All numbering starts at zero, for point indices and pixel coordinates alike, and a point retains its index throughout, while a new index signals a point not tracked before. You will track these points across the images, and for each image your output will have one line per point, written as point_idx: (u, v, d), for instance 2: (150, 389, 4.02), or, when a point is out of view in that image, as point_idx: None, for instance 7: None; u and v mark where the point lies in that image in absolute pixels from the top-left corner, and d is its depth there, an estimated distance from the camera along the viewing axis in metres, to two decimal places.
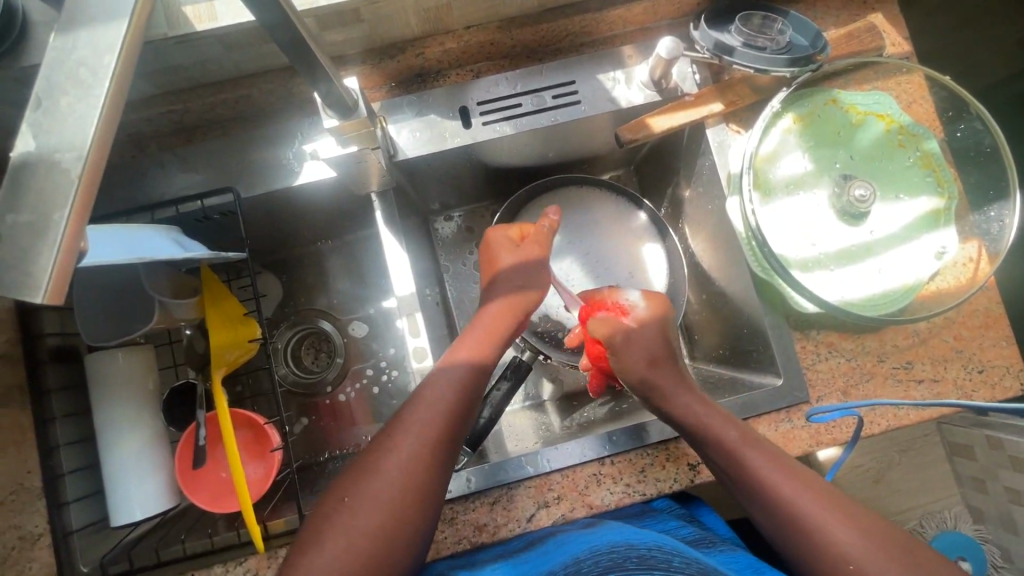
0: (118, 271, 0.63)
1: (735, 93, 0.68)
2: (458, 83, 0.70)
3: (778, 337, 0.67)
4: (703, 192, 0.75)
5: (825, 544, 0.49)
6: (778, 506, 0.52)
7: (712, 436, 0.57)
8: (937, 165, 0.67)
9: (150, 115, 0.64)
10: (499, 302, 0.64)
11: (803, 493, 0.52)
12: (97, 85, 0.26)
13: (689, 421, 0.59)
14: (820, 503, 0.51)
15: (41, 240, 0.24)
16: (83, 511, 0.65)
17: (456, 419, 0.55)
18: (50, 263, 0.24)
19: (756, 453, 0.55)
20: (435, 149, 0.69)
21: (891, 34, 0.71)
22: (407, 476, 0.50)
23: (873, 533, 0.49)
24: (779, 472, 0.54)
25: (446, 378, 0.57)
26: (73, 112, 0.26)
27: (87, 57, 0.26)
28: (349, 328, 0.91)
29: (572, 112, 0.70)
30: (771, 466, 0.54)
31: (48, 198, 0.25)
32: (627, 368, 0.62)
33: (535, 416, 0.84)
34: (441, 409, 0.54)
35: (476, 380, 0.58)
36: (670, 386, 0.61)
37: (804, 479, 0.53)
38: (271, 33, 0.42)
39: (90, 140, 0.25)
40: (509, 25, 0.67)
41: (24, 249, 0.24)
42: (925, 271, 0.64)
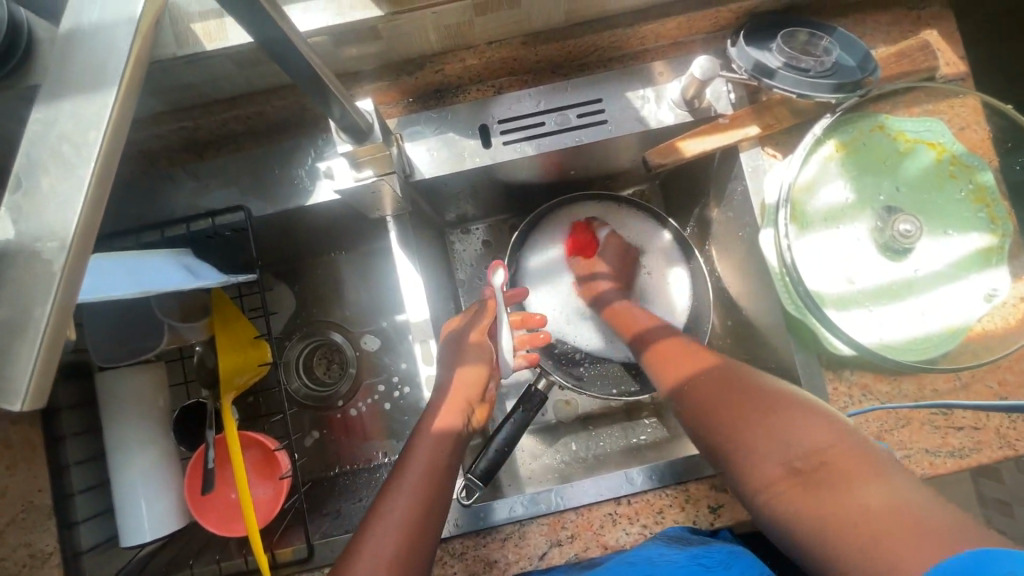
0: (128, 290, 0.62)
1: (773, 116, 0.64)
2: (478, 100, 0.67)
3: (809, 377, 0.64)
4: (734, 217, 0.71)
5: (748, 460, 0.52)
6: (686, 393, 0.60)
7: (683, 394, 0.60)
8: (991, 200, 0.62)
9: (160, 131, 0.62)
10: (465, 371, 0.63)
11: (733, 420, 0.55)
12: (80, 164, 0.23)
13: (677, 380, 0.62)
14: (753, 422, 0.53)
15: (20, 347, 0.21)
16: (92, 530, 0.64)
17: (434, 490, 0.53)
18: (29, 370, 0.21)
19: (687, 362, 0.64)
20: (453, 169, 0.66)
21: (945, 53, 0.66)
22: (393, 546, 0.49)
23: (807, 440, 0.50)
24: (699, 369, 0.62)
25: (421, 449, 0.56)
26: (55, 190, 0.23)
27: (69, 129, 0.24)
28: (361, 342, 0.90)
29: (599, 132, 0.66)
30: (696, 369, 0.62)
31: (29, 294, 0.22)
32: (674, 356, 0.66)
33: (548, 441, 0.81)
34: (423, 480, 0.54)
35: (452, 454, 0.57)
36: (699, 379, 0.60)
37: (747, 401, 0.55)
38: (276, 60, 0.39)
39: (73, 226, 0.23)
40: (534, 41, 0.63)
41: (4, 353, 0.22)
42: (973, 314, 0.60)
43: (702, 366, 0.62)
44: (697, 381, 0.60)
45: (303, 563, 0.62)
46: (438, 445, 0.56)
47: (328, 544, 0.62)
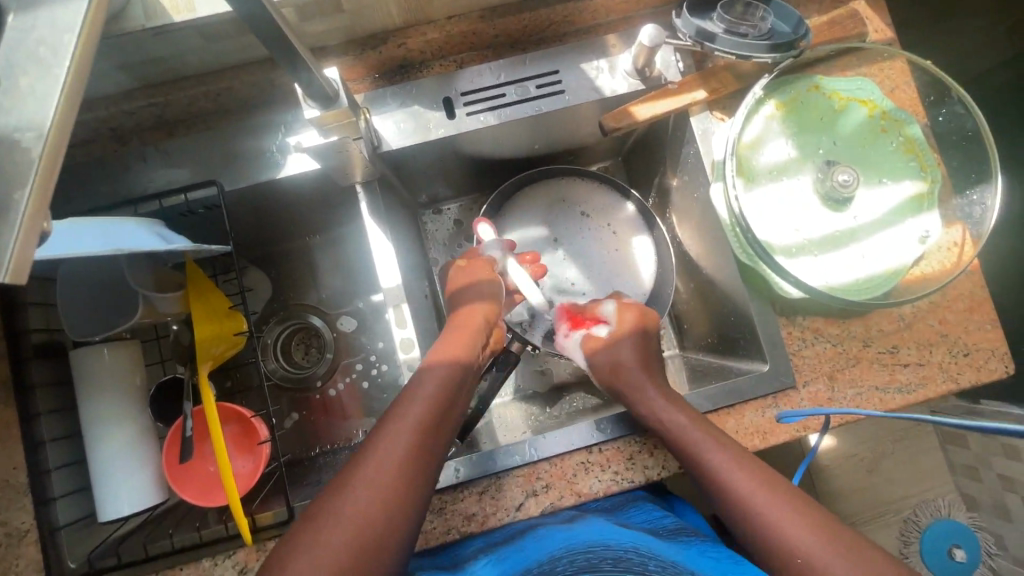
0: (99, 266, 0.63)
1: (719, 80, 0.68)
2: (442, 74, 0.69)
3: (764, 322, 0.67)
4: (689, 180, 0.75)
5: (782, 544, 0.51)
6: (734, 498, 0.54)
7: (699, 457, 0.57)
8: (920, 150, 0.67)
9: (132, 109, 0.64)
10: (479, 304, 0.69)
11: (768, 500, 0.53)
12: (57, 64, 0.29)
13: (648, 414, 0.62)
14: (787, 506, 0.52)
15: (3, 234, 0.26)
16: (69, 507, 0.64)
17: (429, 435, 0.55)
18: (10, 242, 0.26)
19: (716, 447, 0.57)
20: (420, 141, 0.69)
21: (873, 20, 0.71)
22: (382, 483, 0.50)
23: (825, 526, 0.51)
24: (734, 462, 0.56)
25: (429, 386, 0.59)
26: (36, 86, 0.29)
27: (45, 36, 0.30)
28: (338, 323, 0.91)
29: (557, 101, 0.70)
30: (729, 457, 0.56)
31: (14, 189, 0.27)
32: (621, 351, 0.69)
33: (525, 408, 0.84)
34: (431, 400, 0.58)
35: (452, 392, 0.59)
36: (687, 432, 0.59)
37: (774, 486, 0.54)
38: (246, 21, 0.42)
39: (50, 118, 0.28)
40: (491, 14, 0.66)
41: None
42: (909, 256, 0.65)
43: (695, 418, 0.60)
44: (632, 385, 0.65)
45: (283, 526, 0.62)
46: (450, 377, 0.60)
47: (308, 506, 0.63)
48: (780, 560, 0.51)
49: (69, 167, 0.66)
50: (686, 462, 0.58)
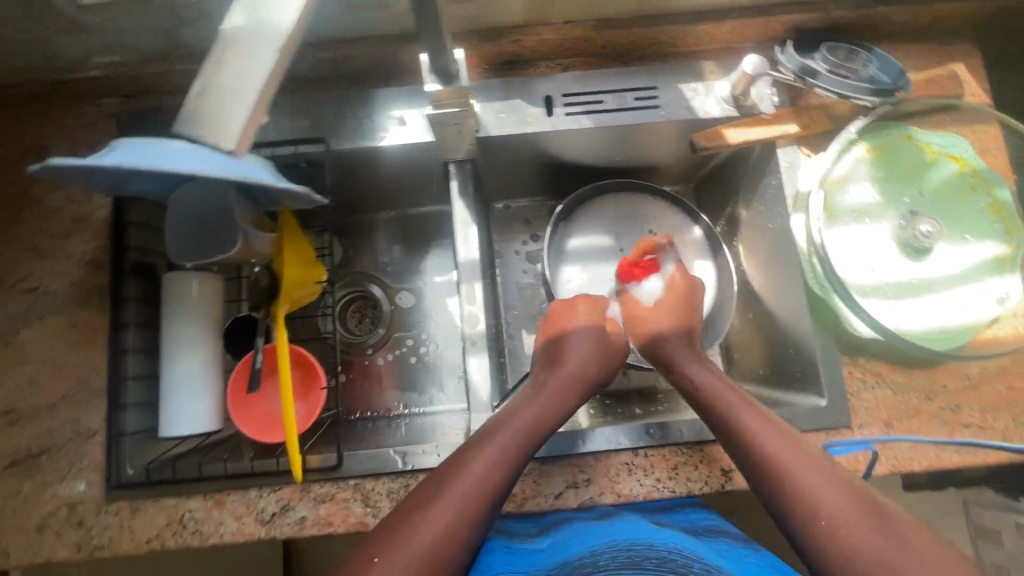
0: (207, 191, 0.66)
1: (812, 117, 0.70)
2: (546, 75, 0.74)
3: (827, 359, 0.67)
4: (765, 211, 0.77)
5: (805, 504, 0.52)
6: (769, 465, 0.55)
7: (731, 416, 0.61)
8: (1008, 214, 0.67)
9: None
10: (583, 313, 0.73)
11: (798, 460, 0.55)
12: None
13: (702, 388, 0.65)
14: (814, 469, 0.54)
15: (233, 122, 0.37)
16: (138, 416, 0.68)
17: (514, 465, 0.57)
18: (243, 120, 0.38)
19: (753, 417, 0.60)
20: (515, 132, 0.72)
21: (971, 84, 0.73)
22: (463, 509, 0.53)
23: (854, 494, 0.52)
24: (774, 432, 0.58)
25: (520, 417, 0.60)
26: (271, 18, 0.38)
27: None
28: (397, 297, 0.94)
29: (651, 115, 0.73)
30: (769, 427, 0.58)
31: (246, 77, 0.38)
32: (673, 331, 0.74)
33: None
34: (499, 463, 0.56)
35: (546, 427, 0.61)
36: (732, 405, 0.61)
37: (808, 452, 0.56)
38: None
39: (275, 41, 0.38)
40: (604, 25, 0.71)
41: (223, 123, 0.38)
42: (985, 315, 0.64)
43: (734, 389, 0.64)
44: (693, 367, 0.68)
45: (330, 471, 0.65)
46: (525, 437, 0.59)
47: (356, 458, 0.66)
48: (802, 519, 0.52)
49: None
50: (723, 427, 0.61)
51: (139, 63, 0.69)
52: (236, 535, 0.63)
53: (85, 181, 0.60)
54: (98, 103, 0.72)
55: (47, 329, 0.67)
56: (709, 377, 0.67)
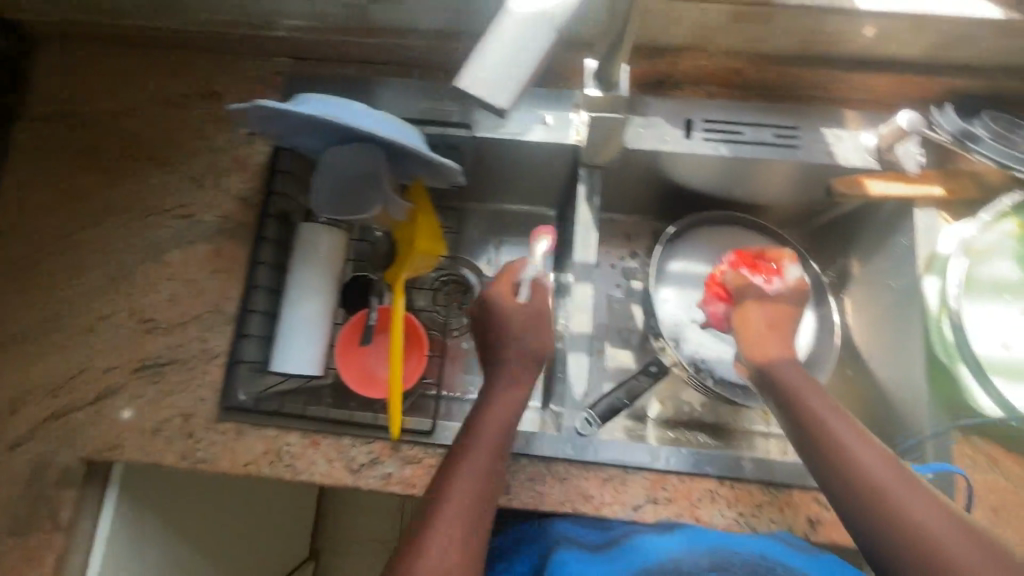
0: (354, 149, 0.68)
1: (959, 182, 0.69)
2: (692, 99, 0.75)
3: (937, 429, 0.65)
4: (888, 269, 0.75)
5: (902, 521, 0.49)
6: (852, 469, 0.52)
7: (814, 415, 0.57)
8: None
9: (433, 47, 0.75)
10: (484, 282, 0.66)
11: (888, 473, 0.51)
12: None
13: (778, 383, 0.61)
14: (907, 484, 0.51)
15: (514, 81, 0.41)
16: (254, 348, 0.72)
17: (492, 488, 0.55)
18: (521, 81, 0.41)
19: (838, 420, 0.56)
20: (650, 149, 0.73)
21: None
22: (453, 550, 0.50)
23: (939, 502, 0.50)
24: (856, 436, 0.54)
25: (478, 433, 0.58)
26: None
27: None
28: (491, 285, 0.90)
29: (788, 154, 0.73)
30: (852, 430, 0.55)
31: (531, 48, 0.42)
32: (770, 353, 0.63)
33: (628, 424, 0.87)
34: (476, 488, 0.54)
35: (503, 440, 0.58)
36: (807, 400, 0.58)
37: (886, 455, 0.53)
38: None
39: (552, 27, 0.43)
40: (761, 60, 0.72)
41: (503, 80, 0.41)
42: None
43: (816, 387, 0.60)
44: (783, 367, 0.62)
45: (423, 436, 0.67)
46: (496, 441, 0.57)
47: (448, 428, 0.68)
48: (891, 524, 0.49)
49: (361, 77, 0.77)
50: (801, 424, 0.57)
51: (323, 30, 0.75)
52: (325, 476, 0.66)
53: (268, 128, 0.67)
54: (274, 61, 0.79)
55: (194, 253, 0.73)
56: (797, 372, 0.61)
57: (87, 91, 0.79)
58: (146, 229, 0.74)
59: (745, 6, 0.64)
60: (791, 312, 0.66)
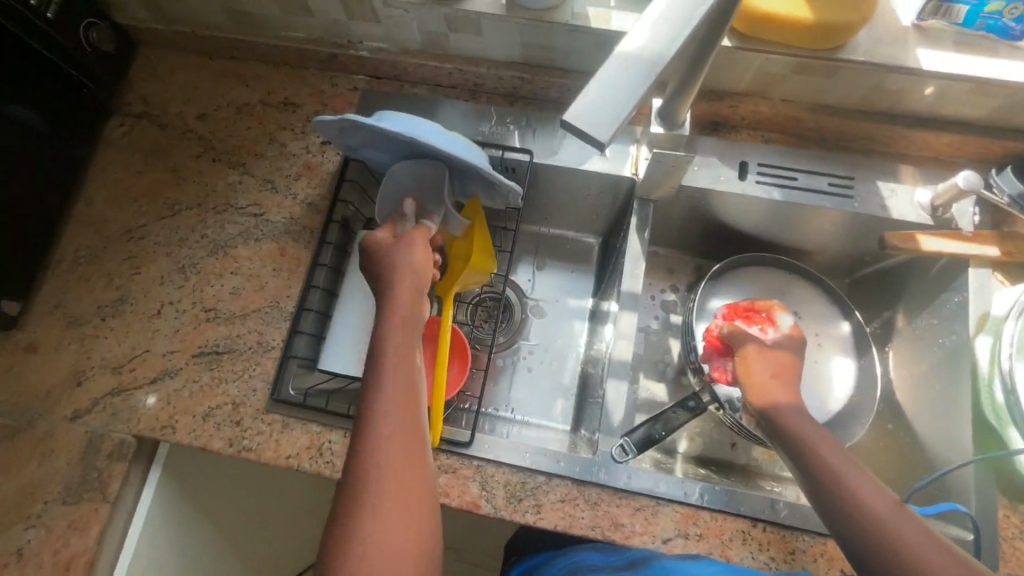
0: (423, 164, 0.72)
1: (1016, 246, 0.69)
2: (748, 142, 0.77)
3: (982, 493, 0.64)
4: (937, 325, 0.74)
5: (910, 563, 0.48)
6: (866, 522, 0.51)
7: (814, 454, 0.58)
8: None
9: (501, 75, 0.79)
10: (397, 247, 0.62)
11: (887, 509, 0.52)
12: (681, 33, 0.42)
13: (788, 431, 0.61)
14: (902, 517, 0.51)
15: (620, 113, 0.38)
16: (305, 344, 0.75)
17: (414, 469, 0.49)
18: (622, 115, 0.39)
19: (855, 473, 0.55)
20: (706, 187, 0.76)
21: None
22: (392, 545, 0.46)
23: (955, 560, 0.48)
24: (869, 488, 0.53)
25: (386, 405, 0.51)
26: (658, 37, 0.41)
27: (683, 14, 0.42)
28: (529, 307, 0.93)
29: (843, 204, 0.74)
30: (865, 483, 0.54)
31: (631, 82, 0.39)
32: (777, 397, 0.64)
33: (655, 455, 0.87)
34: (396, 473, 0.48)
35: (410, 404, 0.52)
36: (820, 449, 0.58)
37: (904, 512, 0.51)
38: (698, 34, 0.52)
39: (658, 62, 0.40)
40: (820, 110, 0.74)
41: (608, 113, 0.38)
42: None
43: (829, 436, 0.59)
44: (792, 416, 0.62)
45: (461, 446, 0.68)
46: (405, 412, 0.51)
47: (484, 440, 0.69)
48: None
49: (431, 98, 0.81)
50: (814, 475, 0.57)
51: (400, 53, 0.80)
52: None
53: (344, 139, 0.70)
54: (352, 78, 0.84)
55: (260, 249, 0.78)
56: (805, 420, 0.61)
57: (180, 92, 0.85)
58: (219, 224, 0.79)
59: (810, 60, 0.65)
60: (793, 358, 0.68)
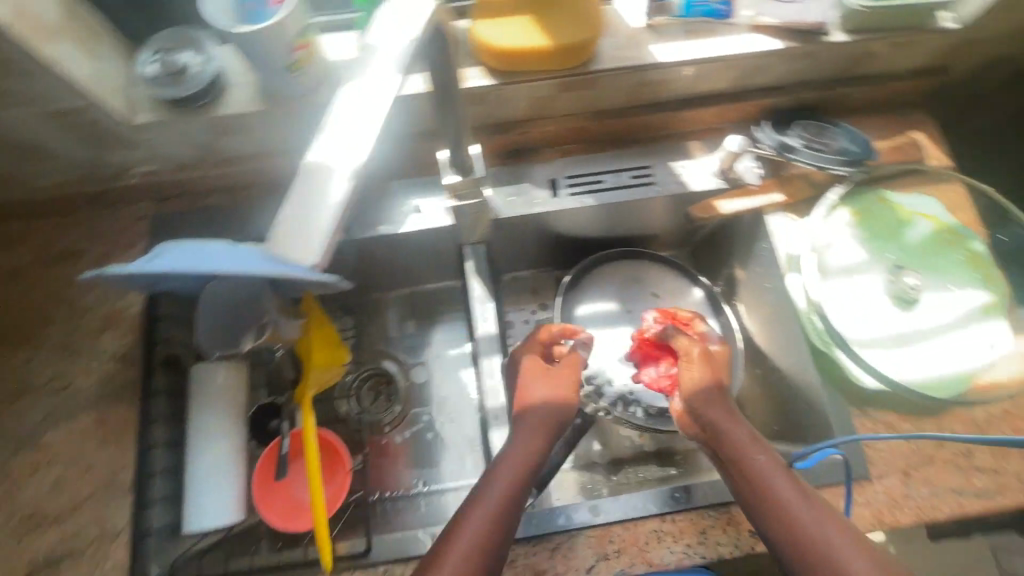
0: (234, 283, 0.66)
1: (794, 187, 0.77)
2: (549, 160, 0.80)
3: (837, 412, 0.70)
4: (762, 272, 0.81)
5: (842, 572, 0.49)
6: (801, 537, 0.52)
7: (747, 467, 0.57)
8: (985, 264, 0.72)
9: (291, 163, 0.76)
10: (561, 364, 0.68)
11: (819, 518, 0.53)
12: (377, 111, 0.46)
13: (724, 442, 0.59)
14: (829, 524, 0.52)
15: (324, 231, 0.46)
16: (161, 513, 0.67)
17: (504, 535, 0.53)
18: (325, 233, 0.46)
19: (785, 481, 0.55)
20: (523, 212, 0.77)
21: (931, 149, 0.81)
22: None
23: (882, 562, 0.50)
24: (803, 499, 0.54)
25: (506, 472, 0.57)
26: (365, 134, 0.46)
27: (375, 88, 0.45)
28: (412, 373, 0.88)
29: (646, 191, 0.79)
30: (798, 491, 0.55)
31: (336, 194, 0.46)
32: (706, 397, 0.62)
33: (582, 477, 0.88)
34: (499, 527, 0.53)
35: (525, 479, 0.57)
36: (754, 464, 0.57)
37: (834, 519, 0.53)
38: (433, 87, 0.53)
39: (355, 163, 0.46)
40: (600, 116, 0.78)
41: (315, 235, 0.46)
42: (979, 361, 0.68)
43: (758, 442, 0.59)
44: (727, 426, 0.60)
45: (359, 560, 0.65)
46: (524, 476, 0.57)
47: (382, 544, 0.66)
48: None
49: (227, 204, 0.76)
50: (749, 489, 0.56)
51: (173, 170, 0.74)
52: None
53: (125, 281, 0.60)
54: (134, 207, 0.77)
55: (74, 427, 0.68)
56: (739, 426, 0.60)
57: None
58: (16, 415, 0.68)
59: (567, 79, 0.69)
60: (722, 360, 0.67)
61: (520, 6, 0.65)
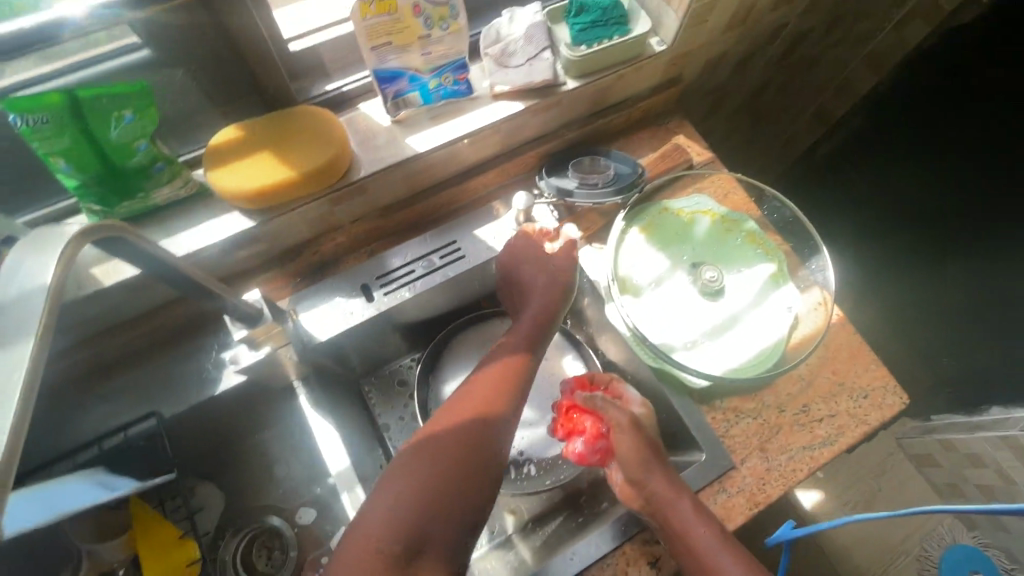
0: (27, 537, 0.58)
1: (587, 222, 0.81)
2: (356, 265, 0.79)
3: (689, 415, 0.74)
4: (593, 302, 0.85)
5: None
6: None
7: (672, 519, 0.61)
8: (761, 239, 0.81)
9: (66, 365, 0.69)
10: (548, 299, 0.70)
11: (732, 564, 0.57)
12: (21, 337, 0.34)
13: (654, 500, 0.63)
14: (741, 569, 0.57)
15: None
16: None
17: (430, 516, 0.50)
18: None
19: (705, 528, 0.60)
20: (342, 327, 0.74)
21: (693, 147, 0.89)
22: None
23: None
24: (722, 546, 0.58)
25: (453, 441, 0.54)
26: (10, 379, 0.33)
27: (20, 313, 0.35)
28: (297, 516, 0.78)
29: (460, 266, 0.79)
30: (714, 535, 0.59)
31: None
32: (631, 453, 0.65)
33: (503, 555, 0.82)
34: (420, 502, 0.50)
35: (472, 447, 0.54)
36: (679, 518, 0.61)
37: (744, 560, 0.58)
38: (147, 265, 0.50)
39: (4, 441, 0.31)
40: (388, 211, 0.79)
41: None
42: (785, 327, 0.74)
43: (683, 489, 0.63)
44: (654, 483, 0.63)
45: None
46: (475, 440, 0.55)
47: None
48: None
49: None
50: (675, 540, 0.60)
51: None
52: None
53: None
54: None
55: None
56: (662, 480, 0.63)
57: None
58: None
59: (333, 194, 0.68)
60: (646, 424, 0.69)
61: (256, 142, 0.64)
